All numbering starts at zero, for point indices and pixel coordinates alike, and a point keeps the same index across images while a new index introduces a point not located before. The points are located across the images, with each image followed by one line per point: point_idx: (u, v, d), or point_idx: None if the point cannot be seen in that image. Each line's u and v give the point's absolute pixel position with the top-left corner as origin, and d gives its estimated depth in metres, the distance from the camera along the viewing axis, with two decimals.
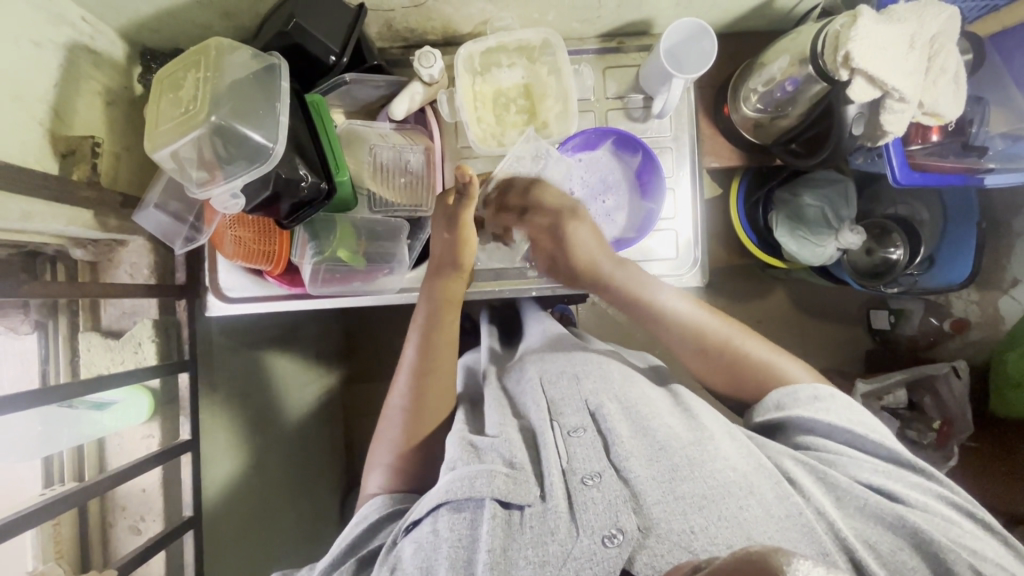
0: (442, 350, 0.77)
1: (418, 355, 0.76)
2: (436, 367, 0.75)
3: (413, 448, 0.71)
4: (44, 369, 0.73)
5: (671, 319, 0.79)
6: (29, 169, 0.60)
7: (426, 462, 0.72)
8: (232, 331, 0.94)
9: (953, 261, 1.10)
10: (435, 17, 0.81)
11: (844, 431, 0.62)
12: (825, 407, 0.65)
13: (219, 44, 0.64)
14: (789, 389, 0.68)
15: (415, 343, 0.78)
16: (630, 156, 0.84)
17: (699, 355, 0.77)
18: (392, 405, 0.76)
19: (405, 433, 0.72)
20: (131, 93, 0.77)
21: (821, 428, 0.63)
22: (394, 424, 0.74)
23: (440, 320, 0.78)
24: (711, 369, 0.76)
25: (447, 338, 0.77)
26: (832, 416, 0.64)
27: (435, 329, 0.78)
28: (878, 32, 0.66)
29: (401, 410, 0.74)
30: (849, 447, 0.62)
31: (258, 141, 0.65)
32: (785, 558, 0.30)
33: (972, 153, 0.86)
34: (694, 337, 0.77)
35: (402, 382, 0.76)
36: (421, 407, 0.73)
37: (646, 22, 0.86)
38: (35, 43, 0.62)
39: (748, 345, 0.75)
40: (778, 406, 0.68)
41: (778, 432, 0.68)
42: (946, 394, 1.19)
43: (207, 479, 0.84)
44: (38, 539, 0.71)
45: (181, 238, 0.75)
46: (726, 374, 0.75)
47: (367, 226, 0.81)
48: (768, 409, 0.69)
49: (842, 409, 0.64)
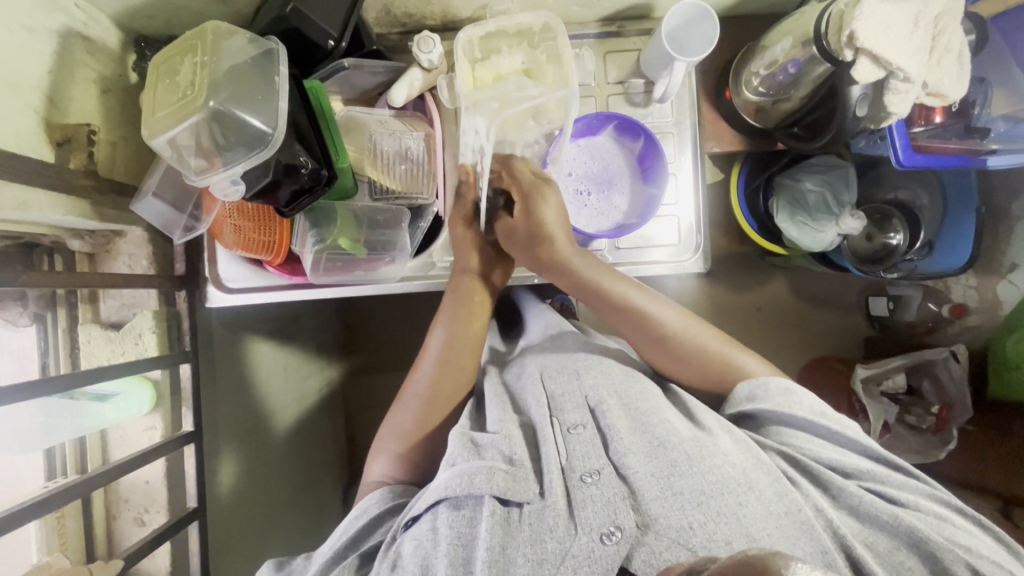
0: (466, 343, 0.78)
1: (444, 343, 0.78)
2: (458, 359, 0.77)
3: (423, 437, 0.72)
4: (44, 362, 0.72)
5: (649, 330, 0.76)
6: (23, 157, 0.60)
7: (433, 448, 0.72)
8: (233, 323, 0.94)
9: (954, 244, 1.09)
10: (434, 2, 0.80)
11: (820, 425, 0.63)
12: (798, 401, 0.65)
13: (216, 28, 0.63)
14: (757, 380, 0.68)
15: (439, 334, 0.79)
16: (632, 141, 0.85)
17: (677, 356, 0.75)
18: (410, 391, 0.76)
19: (415, 423, 0.73)
20: (127, 81, 0.76)
21: (793, 421, 0.63)
22: (407, 410, 0.74)
23: (467, 312, 0.80)
24: (680, 365, 0.75)
25: (470, 331, 0.79)
26: (807, 411, 0.64)
27: (459, 324, 0.79)
28: (883, 10, 0.66)
29: (418, 398, 0.75)
30: (831, 442, 0.62)
31: (258, 126, 0.64)
32: (785, 561, 0.30)
33: (974, 135, 0.86)
34: (672, 342, 0.75)
35: (424, 370, 0.77)
36: (438, 398, 0.74)
37: (647, 6, 0.85)
38: (28, 28, 0.61)
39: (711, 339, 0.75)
40: (751, 397, 0.67)
41: (747, 421, 0.68)
42: (945, 377, 1.20)
43: (211, 471, 0.84)
44: (41, 532, 0.71)
45: (181, 228, 0.75)
46: (698, 367, 0.74)
47: (368, 214, 0.81)
48: (741, 401, 0.68)
49: (813, 402, 0.65)
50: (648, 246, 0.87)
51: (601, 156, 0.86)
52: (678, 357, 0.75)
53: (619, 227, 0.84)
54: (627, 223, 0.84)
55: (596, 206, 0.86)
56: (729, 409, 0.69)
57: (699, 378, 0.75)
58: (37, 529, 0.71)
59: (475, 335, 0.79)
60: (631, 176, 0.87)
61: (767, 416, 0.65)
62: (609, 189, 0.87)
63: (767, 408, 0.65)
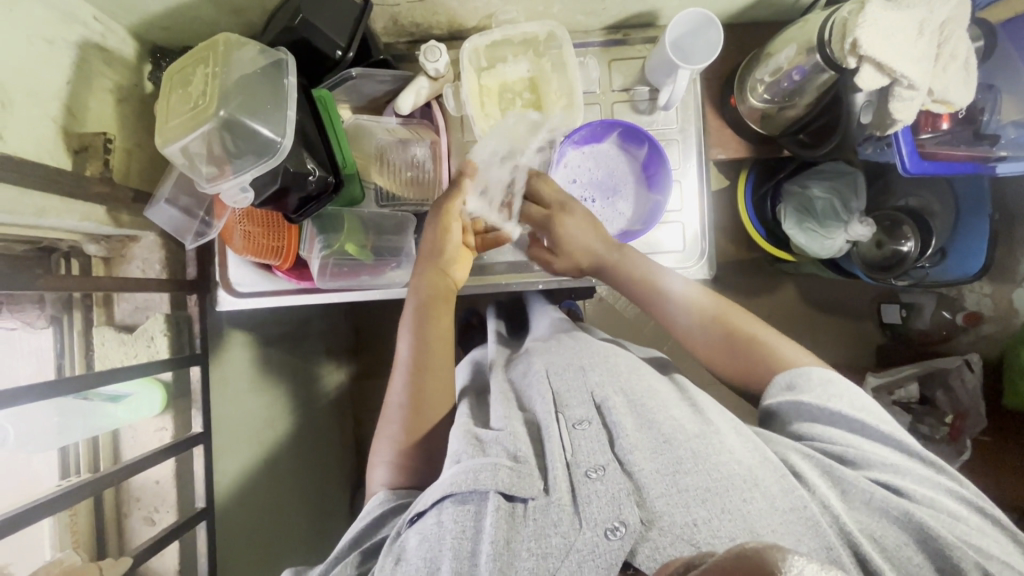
0: (437, 347, 0.76)
1: (413, 350, 0.76)
2: (431, 364, 0.75)
3: (416, 443, 0.71)
4: (59, 363, 0.74)
5: (686, 315, 0.77)
6: (41, 164, 0.61)
7: (431, 451, 0.71)
8: (243, 326, 0.95)
9: (965, 253, 1.07)
10: (441, 12, 0.81)
11: (850, 420, 0.61)
12: (837, 393, 0.64)
13: (228, 39, 0.64)
14: (801, 370, 0.67)
15: (406, 340, 0.77)
16: (636, 148, 0.85)
17: (716, 343, 0.75)
18: (392, 400, 0.75)
19: (406, 427, 0.72)
20: (142, 91, 0.78)
21: (827, 418, 0.62)
22: (394, 421, 0.73)
23: (432, 313, 0.77)
24: (721, 354, 0.74)
25: (439, 336, 0.76)
26: (842, 406, 0.62)
27: (427, 325, 0.77)
28: (886, 19, 0.66)
29: (399, 407, 0.73)
30: (852, 437, 0.61)
31: (267, 135, 0.66)
32: (782, 554, 0.30)
33: (983, 142, 0.85)
34: (709, 326, 0.76)
35: (398, 380, 0.75)
36: (421, 403, 0.73)
37: (652, 14, 0.86)
38: (48, 41, 0.63)
39: (746, 322, 0.75)
40: (790, 386, 0.67)
41: (781, 417, 0.66)
42: (960, 389, 1.18)
43: (220, 471, 0.86)
44: (55, 529, 0.73)
45: (192, 232, 0.77)
46: (730, 355, 0.74)
47: (374, 220, 0.82)
48: (778, 391, 0.67)
49: (854, 397, 0.63)
50: (654, 251, 0.88)
51: (606, 164, 0.87)
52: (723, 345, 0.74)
53: (624, 233, 0.85)
54: (631, 230, 0.85)
55: (603, 215, 0.86)
56: (768, 400, 0.68)
57: (735, 366, 0.73)
58: (50, 527, 0.73)
59: (445, 334, 0.77)
60: (636, 183, 0.87)
61: (798, 411, 0.64)
62: (614, 196, 0.87)
63: (806, 403, 0.64)
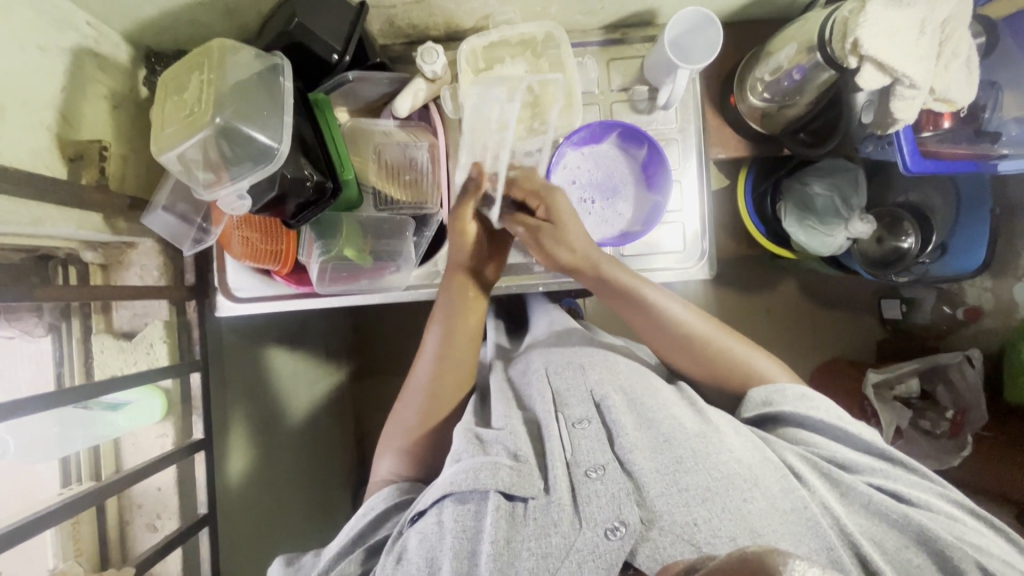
0: (463, 341, 0.77)
1: (441, 342, 0.77)
2: (455, 355, 0.76)
3: (426, 433, 0.72)
4: (59, 371, 0.73)
5: (668, 328, 0.74)
6: (36, 174, 0.61)
7: (434, 447, 0.72)
8: (243, 331, 0.95)
9: (964, 247, 1.08)
10: (437, 13, 0.81)
11: (836, 428, 0.62)
12: (816, 406, 0.64)
13: (222, 45, 0.64)
14: (777, 385, 0.66)
15: (435, 331, 0.78)
16: (636, 149, 0.84)
17: (691, 358, 0.73)
18: (412, 386, 0.76)
19: (419, 417, 0.73)
20: (137, 96, 0.77)
21: (816, 424, 0.62)
22: (410, 407, 0.74)
23: (462, 311, 0.78)
24: (699, 369, 0.73)
25: (465, 330, 0.77)
26: (827, 415, 0.63)
27: (455, 322, 0.77)
28: (889, 17, 0.65)
29: (418, 394, 0.75)
30: (843, 446, 0.62)
31: (264, 141, 0.65)
32: (782, 559, 0.30)
33: (984, 138, 0.86)
34: (685, 343, 0.73)
35: (422, 366, 0.76)
36: (437, 392, 0.74)
37: (651, 13, 0.85)
38: (41, 48, 0.63)
39: (734, 346, 0.73)
40: (767, 401, 0.65)
41: (767, 425, 0.66)
42: (959, 383, 1.17)
43: (223, 475, 0.86)
44: (58, 538, 0.73)
45: (190, 239, 0.76)
46: (712, 367, 0.72)
47: (374, 224, 0.82)
48: (756, 404, 0.66)
49: (831, 406, 0.64)
50: (654, 252, 0.87)
51: (605, 165, 0.86)
52: (698, 361, 0.73)
53: (624, 233, 0.84)
54: (631, 231, 0.84)
55: (602, 216, 0.85)
56: (746, 413, 0.66)
57: (716, 374, 0.72)
58: (53, 536, 0.73)
59: (472, 331, 0.78)
60: (636, 183, 0.86)
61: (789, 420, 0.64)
62: (614, 196, 0.86)
63: (788, 413, 0.64)
